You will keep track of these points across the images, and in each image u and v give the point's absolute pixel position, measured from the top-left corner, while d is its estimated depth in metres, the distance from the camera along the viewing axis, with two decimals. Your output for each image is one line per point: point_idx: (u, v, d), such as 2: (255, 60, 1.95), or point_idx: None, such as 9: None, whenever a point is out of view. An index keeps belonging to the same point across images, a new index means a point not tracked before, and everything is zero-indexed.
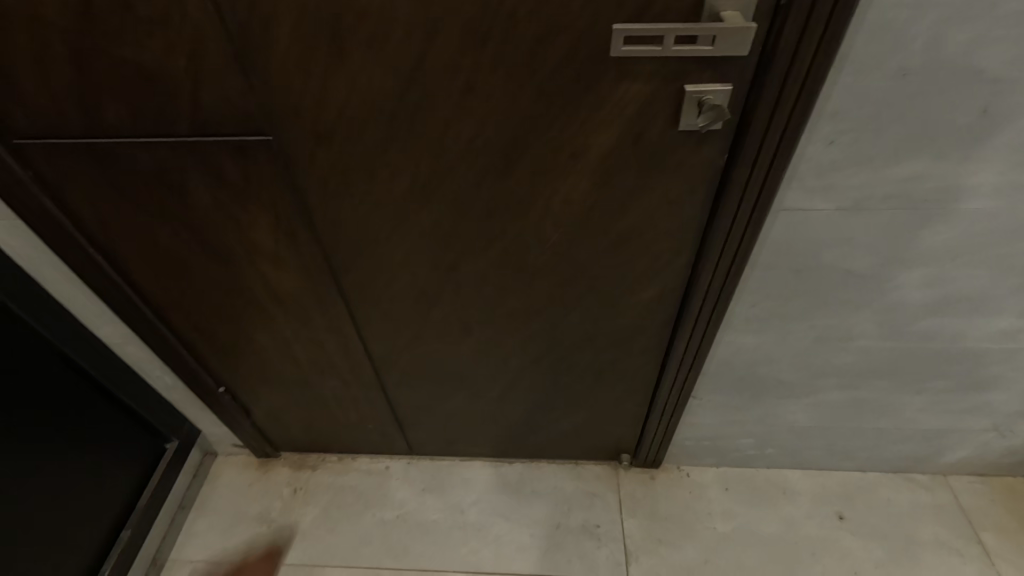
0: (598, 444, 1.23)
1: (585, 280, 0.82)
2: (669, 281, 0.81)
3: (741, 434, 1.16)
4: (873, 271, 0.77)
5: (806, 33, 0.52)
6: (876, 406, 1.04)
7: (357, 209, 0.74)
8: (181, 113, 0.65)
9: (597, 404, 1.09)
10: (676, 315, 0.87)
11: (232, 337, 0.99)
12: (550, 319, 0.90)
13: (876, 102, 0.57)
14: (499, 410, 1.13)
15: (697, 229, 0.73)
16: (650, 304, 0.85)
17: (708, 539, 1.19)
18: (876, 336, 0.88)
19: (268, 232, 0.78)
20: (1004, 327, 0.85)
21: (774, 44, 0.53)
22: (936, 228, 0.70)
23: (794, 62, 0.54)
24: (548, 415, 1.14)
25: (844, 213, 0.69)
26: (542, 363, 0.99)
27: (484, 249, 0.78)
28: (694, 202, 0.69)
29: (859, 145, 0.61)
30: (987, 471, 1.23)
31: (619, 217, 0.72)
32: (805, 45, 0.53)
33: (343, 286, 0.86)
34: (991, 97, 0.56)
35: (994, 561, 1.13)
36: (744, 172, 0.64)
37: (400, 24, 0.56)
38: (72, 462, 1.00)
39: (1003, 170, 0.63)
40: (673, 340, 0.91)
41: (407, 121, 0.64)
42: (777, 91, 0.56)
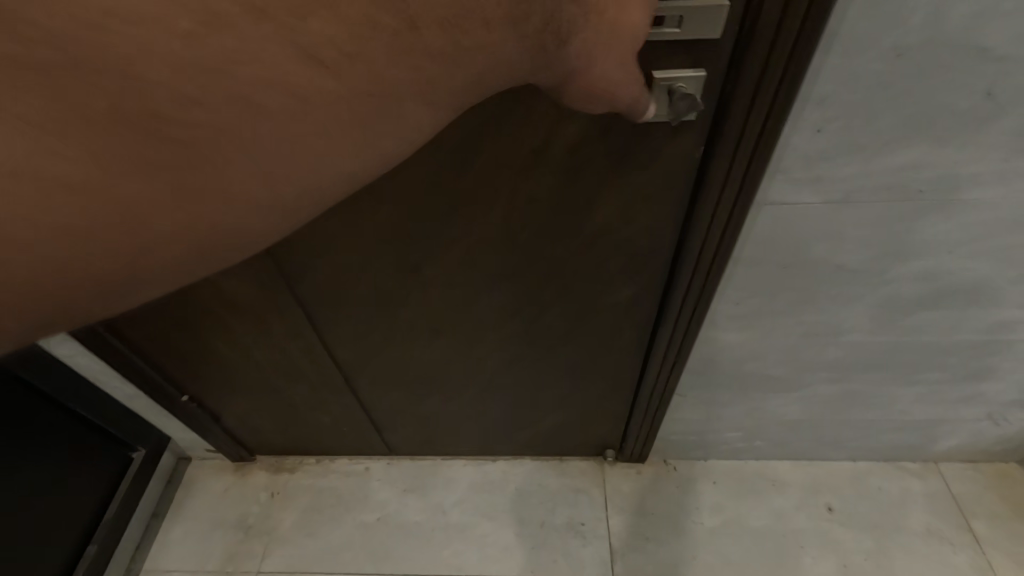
0: (582, 440, 1.19)
1: (559, 278, 0.76)
2: (647, 280, 0.76)
3: (729, 428, 1.12)
4: (865, 266, 0.72)
5: (790, 9, 0.45)
6: (867, 399, 1.01)
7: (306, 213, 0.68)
8: None
9: (578, 402, 1.05)
10: (657, 314, 0.82)
11: (188, 345, 0.94)
12: (526, 320, 0.85)
13: (868, 87, 0.51)
14: (479, 411, 1.09)
15: (675, 225, 0.67)
16: (631, 303, 0.80)
17: (695, 534, 1.16)
18: (867, 331, 0.83)
19: None
20: (1002, 319, 0.80)
21: (752, 26, 0.47)
22: (932, 220, 0.65)
23: (776, 42, 0.47)
24: (530, 414, 1.10)
25: (833, 207, 0.64)
26: (519, 364, 0.95)
27: (446, 250, 0.73)
28: (671, 197, 0.64)
29: (849, 135, 0.55)
30: (980, 458, 1.20)
31: (590, 214, 0.66)
32: (788, 24, 0.46)
33: (301, 293, 0.81)
34: (997, 77, 0.50)
35: (984, 550, 1.12)
36: (721, 167, 0.58)
37: None
38: (32, 482, 0.97)
39: (1006, 158, 0.57)
40: (656, 339, 0.86)
41: None
42: (758, 76, 0.50)
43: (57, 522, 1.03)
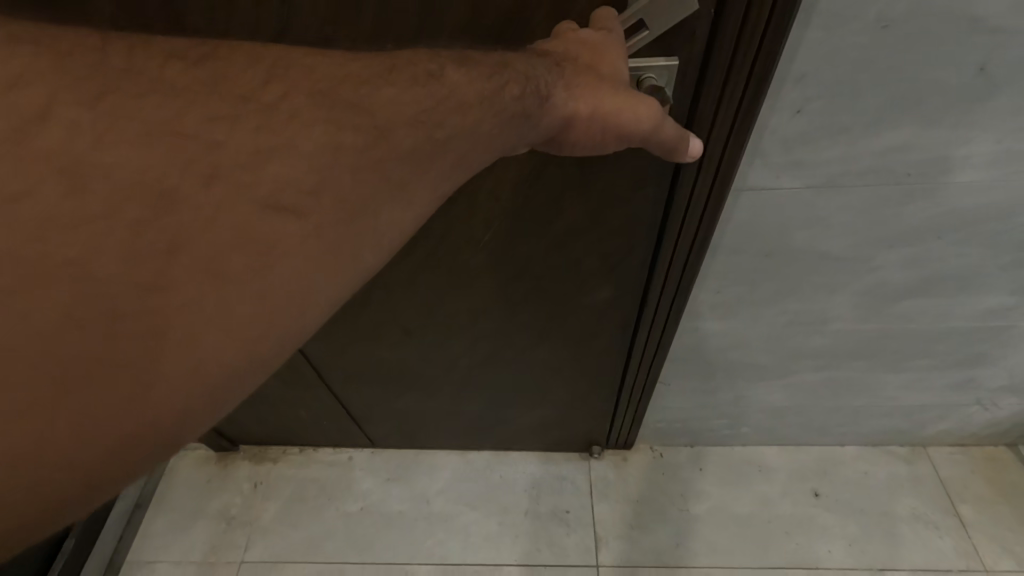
0: (568, 436, 1.17)
1: (531, 278, 0.73)
2: (623, 283, 0.73)
3: (715, 415, 1.10)
4: (851, 253, 0.68)
5: None
6: (854, 386, 0.99)
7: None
8: None
9: (560, 400, 1.03)
10: (638, 315, 0.79)
11: None
12: (499, 321, 0.82)
13: (852, 62, 0.47)
14: (459, 407, 1.07)
15: (650, 225, 0.64)
16: (609, 304, 0.77)
17: (680, 521, 1.15)
18: (854, 319, 0.80)
19: None
20: (993, 306, 0.77)
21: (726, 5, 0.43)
22: (920, 205, 0.61)
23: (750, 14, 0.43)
24: (512, 411, 1.07)
25: (816, 191, 0.60)
26: (497, 362, 0.92)
27: (405, 256, 0.70)
28: (641, 196, 0.60)
29: (831, 115, 0.51)
30: (968, 442, 1.19)
31: (558, 214, 0.63)
32: None
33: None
34: (990, 51, 0.46)
35: (970, 534, 1.11)
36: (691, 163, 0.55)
37: None
38: None
39: (1000, 139, 0.54)
40: (636, 337, 0.84)
41: None
42: (731, 53, 0.46)
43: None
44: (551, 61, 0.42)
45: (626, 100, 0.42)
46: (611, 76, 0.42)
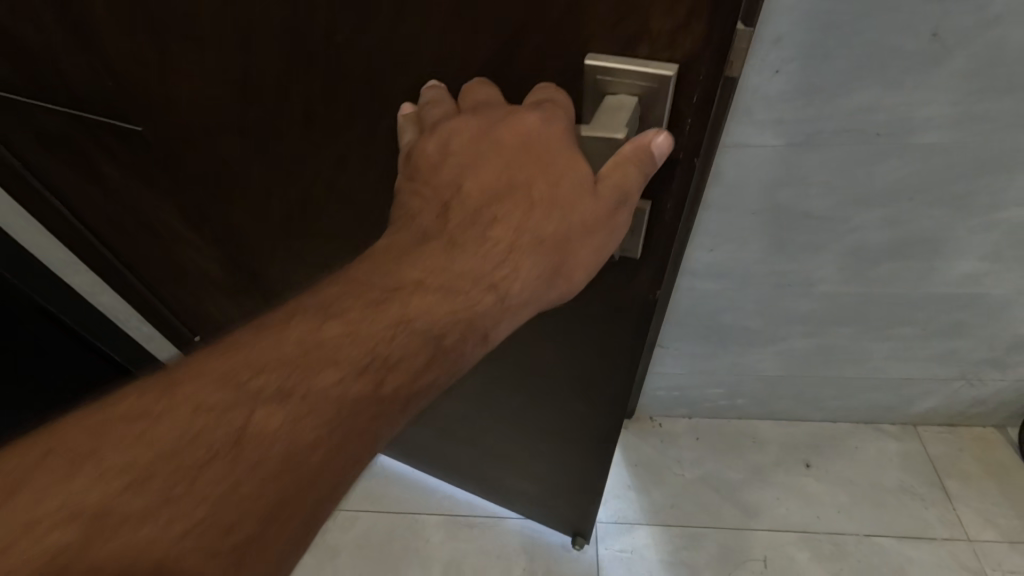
0: (554, 517, 1.11)
1: (507, 364, 0.77)
2: (602, 398, 0.73)
3: (710, 384, 1.17)
4: (830, 213, 0.76)
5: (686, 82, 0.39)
6: (844, 354, 1.04)
7: (234, 210, 0.70)
8: (60, 84, 0.61)
9: (541, 476, 1.00)
10: (609, 428, 0.78)
11: (189, 303, 0.99)
12: (481, 389, 0.85)
13: (821, 26, 0.55)
14: (446, 448, 1.10)
15: (625, 350, 0.64)
16: (587, 414, 0.77)
17: (675, 483, 1.22)
18: (838, 282, 0.87)
19: (181, 217, 0.76)
20: (966, 272, 0.84)
21: (705, 118, 0.40)
22: (892, 164, 0.69)
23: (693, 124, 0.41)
24: (505, 473, 1.06)
25: (796, 149, 0.67)
26: (483, 419, 0.93)
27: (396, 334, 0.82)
28: (616, 298, 0.57)
29: (806, 75, 0.59)
30: (957, 422, 1.24)
31: (541, 327, 0.66)
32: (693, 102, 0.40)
33: (262, 285, 0.83)
34: (941, 18, 0.54)
35: (955, 505, 1.16)
36: (648, 279, 0.54)
37: (212, 27, 0.47)
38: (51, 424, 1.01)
39: (956, 102, 0.61)
40: (609, 449, 0.82)
41: (258, 139, 0.57)
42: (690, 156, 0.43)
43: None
44: (499, 224, 0.40)
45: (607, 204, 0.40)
46: (568, 185, 0.40)
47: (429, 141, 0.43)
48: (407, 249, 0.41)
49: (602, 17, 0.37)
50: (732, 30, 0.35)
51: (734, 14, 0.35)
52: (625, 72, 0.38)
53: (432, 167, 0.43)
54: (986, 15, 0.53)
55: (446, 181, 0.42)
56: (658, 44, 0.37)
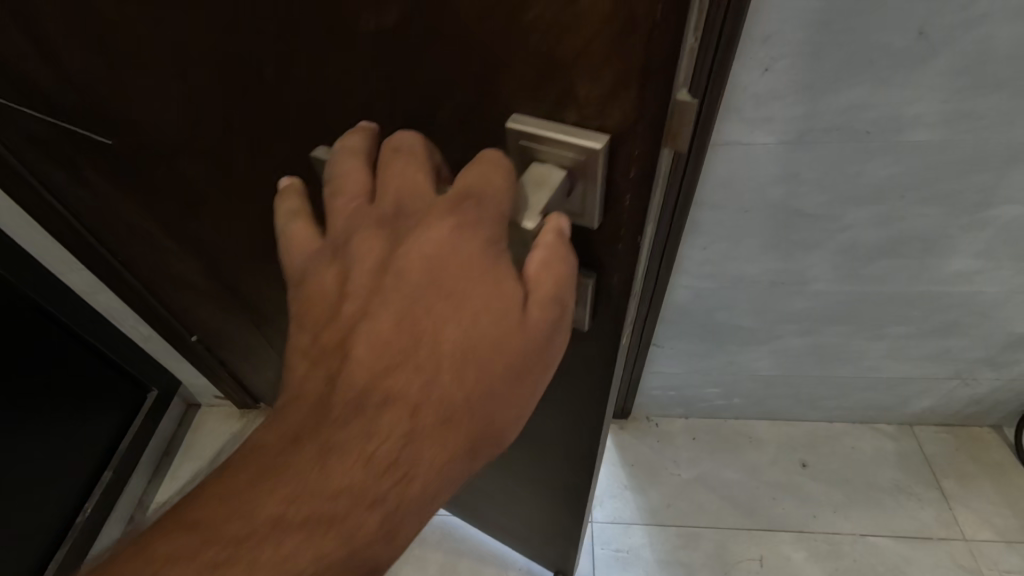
0: (541, 553, 1.06)
1: None
2: (574, 450, 0.69)
3: (706, 383, 1.17)
4: (821, 211, 0.76)
5: (623, 156, 0.35)
6: (839, 353, 1.05)
7: (213, 220, 0.68)
8: (26, 95, 0.58)
9: (523, 512, 0.95)
10: (577, 483, 0.75)
11: (183, 303, 0.99)
12: None
13: (809, 25, 0.56)
14: None
15: (596, 408, 0.60)
16: (563, 466, 0.74)
17: (672, 484, 1.22)
18: (832, 280, 0.88)
19: (165, 222, 0.75)
20: (960, 270, 0.84)
21: (647, 191, 0.37)
22: (881, 162, 0.69)
23: (637, 196, 0.37)
24: (487, 506, 1.01)
25: (789, 146, 0.68)
26: None
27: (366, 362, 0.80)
28: (573, 356, 0.55)
29: (796, 72, 0.60)
30: (953, 421, 1.24)
31: None
32: (634, 175, 0.36)
33: (248, 290, 0.82)
34: (928, 16, 0.54)
35: (952, 505, 1.16)
36: (601, 343, 0.51)
37: (154, 49, 0.44)
38: (52, 425, 1.03)
39: (945, 100, 0.62)
40: (584, 500, 0.79)
41: (220, 158, 0.54)
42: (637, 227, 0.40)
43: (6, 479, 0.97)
44: (394, 403, 0.32)
45: (536, 337, 0.34)
46: (485, 335, 0.33)
47: (327, 275, 0.36)
48: (279, 454, 0.33)
49: (527, 77, 0.33)
50: (669, 102, 0.31)
51: (672, 85, 0.30)
52: (563, 144, 0.34)
53: (325, 310, 0.35)
54: (972, 14, 0.54)
55: (334, 335, 0.34)
56: (590, 109, 0.33)
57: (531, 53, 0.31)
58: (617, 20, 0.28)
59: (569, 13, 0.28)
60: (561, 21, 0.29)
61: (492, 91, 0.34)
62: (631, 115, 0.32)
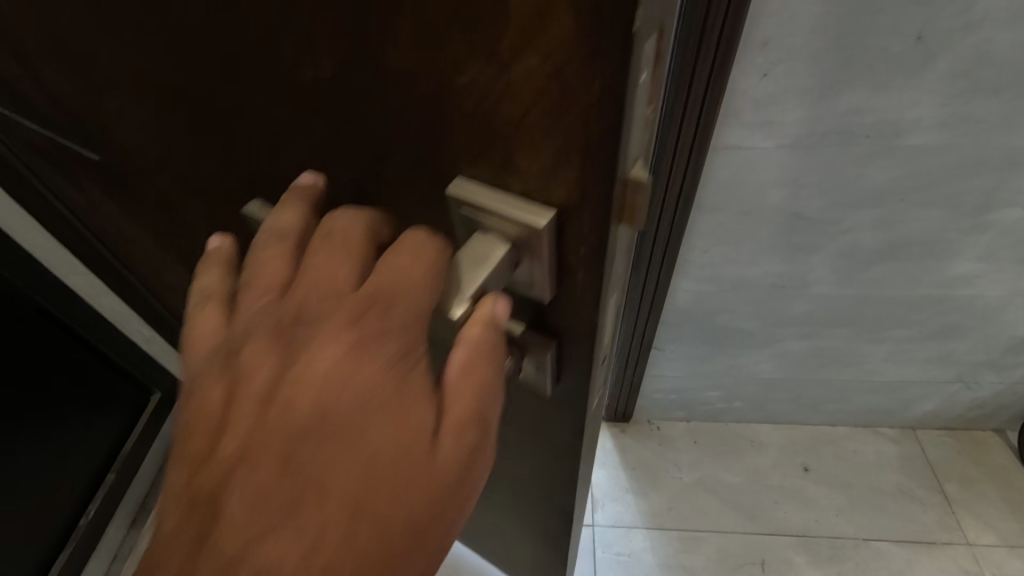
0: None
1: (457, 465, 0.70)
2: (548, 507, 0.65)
3: (708, 387, 1.17)
4: (821, 215, 0.76)
5: (568, 237, 0.29)
6: (841, 357, 1.04)
7: (183, 247, 0.65)
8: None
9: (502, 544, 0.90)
10: (552, 531, 0.71)
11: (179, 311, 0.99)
12: None
13: (808, 31, 0.56)
14: None
15: (566, 475, 0.56)
16: (538, 517, 0.70)
17: (674, 488, 1.22)
18: (833, 284, 0.88)
19: (148, 240, 0.73)
20: (961, 273, 0.84)
21: (600, 276, 0.31)
22: (880, 165, 0.69)
23: (589, 280, 0.31)
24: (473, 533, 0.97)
25: (789, 150, 0.68)
26: None
27: None
28: (540, 426, 0.50)
29: (794, 76, 0.60)
30: (956, 425, 1.23)
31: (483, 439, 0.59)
32: (582, 256, 0.29)
33: None
34: (925, 21, 0.55)
35: (955, 510, 1.16)
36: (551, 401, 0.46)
37: (95, 80, 0.39)
38: (54, 426, 1.03)
39: (943, 104, 0.62)
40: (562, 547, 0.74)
41: (176, 192, 0.50)
42: (591, 311, 0.33)
43: (7, 482, 0.97)
44: None
45: (444, 487, 0.29)
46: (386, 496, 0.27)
47: (212, 389, 0.29)
48: None
49: (466, 142, 0.27)
50: (614, 183, 0.25)
51: (616, 165, 0.24)
52: (495, 217, 0.29)
53: (206, 437, 0.28)
54: (970, 19, 0.54)
55: (210, 479, 0.27)
56: (534, 185, 0.27)
57: (469, 115, 0.25)
58: (550, 97, 0.23)
59: (502, 82, 0.23)
60: (499, 86, 0.23)
61: (427, 153, 0.29)
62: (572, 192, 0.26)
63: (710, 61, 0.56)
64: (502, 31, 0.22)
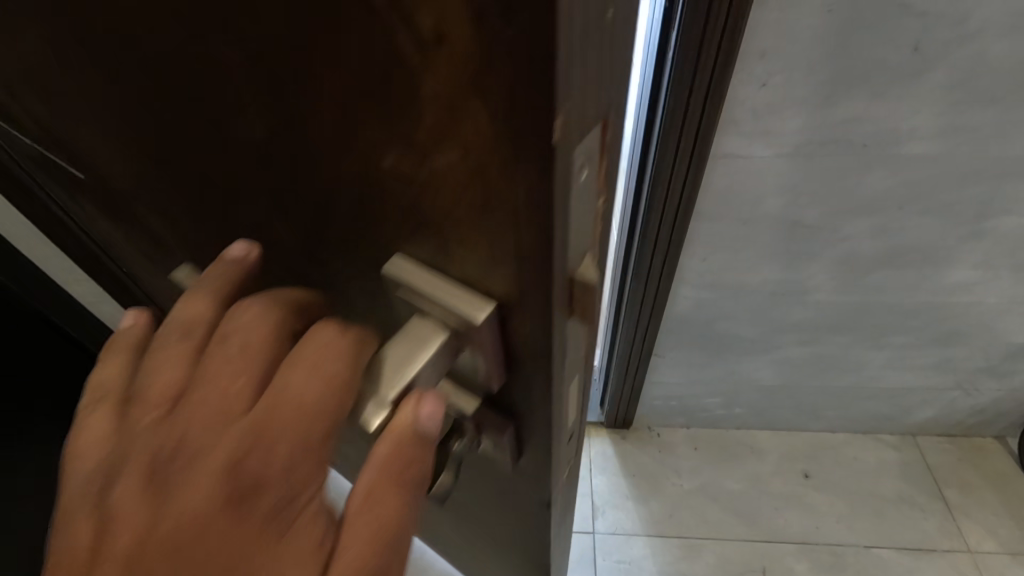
0: None
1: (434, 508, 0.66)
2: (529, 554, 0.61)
3: (708, 393, 1.17)
4: (820, 222, 0.77)
5: (510, 326, 0.26)
6: (840, 363, 1.05)
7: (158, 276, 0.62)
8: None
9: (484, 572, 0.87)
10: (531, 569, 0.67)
11: None
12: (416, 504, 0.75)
13: (807, 41, 0.56)
14: None
15: (539, 531, 0.52)
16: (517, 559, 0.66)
17: (674, 495, 1.21)
18: (833, 291, 0.88)
19: (134, 260, 0.70)
20: (959, 280, 0.85)
21: (547, 365, 0.28)
22: (877, 173, 0.70)
23: (537, 367, 0.28)
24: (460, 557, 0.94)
25: (788, 158, 0.69)
26: None
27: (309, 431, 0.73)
28: (509, 487, 0.47)
29: (792, 87, 0.61)
30: (956, 431, 1.23)
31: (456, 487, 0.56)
32: (527, 345, 0.27)
33: None
34: (923, 31, 0.55)
35: (956, 516, 1.16)
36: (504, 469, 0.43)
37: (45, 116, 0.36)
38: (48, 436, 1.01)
39: (941, 113, 0.62)
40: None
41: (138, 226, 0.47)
42: (543, 396, 0.31)
43: (6, 489, 0.96)
44: None
45: None
46: None
47: (83, 526, 0.26)
48: None
49: (396, 222, 0.24)
50: (553, 284, 0.22)
51: (552, 268, 0.22)
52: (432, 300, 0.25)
53: None
54: (967, 30, 0.55)
55: None
56: (471, 271, 0.24)
57: (398, 198, 0.23)
58: (474, 192, 0.20)
59: (425, 171, 0.21)
60: (420, 177, 0.21)
61: (361, 229, 0.26)
62: (509, 286, 0.23)
63: (710, 71, 0.57)
64: (412, 128, 0.19)
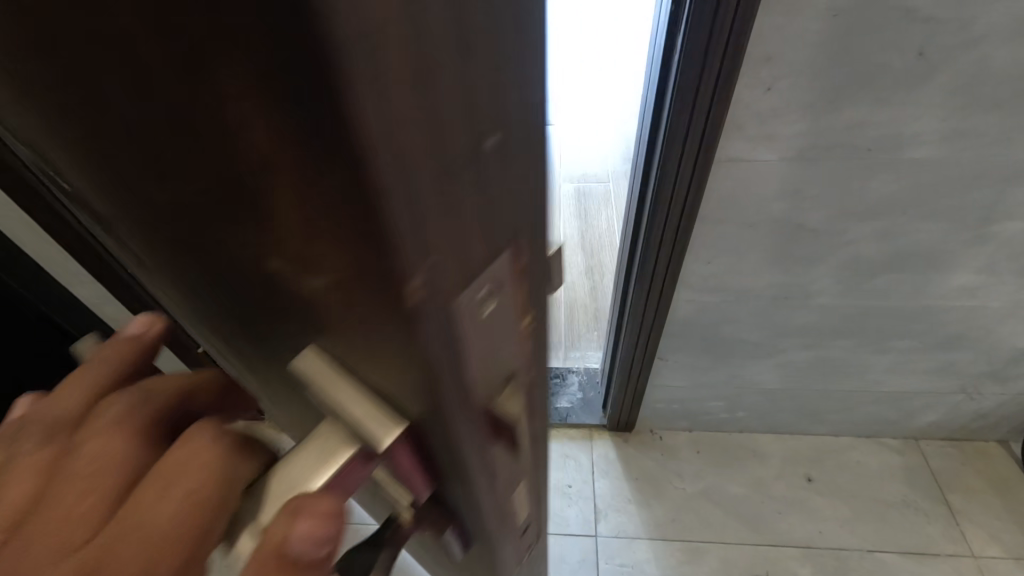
0: None
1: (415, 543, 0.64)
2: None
3: (711, 397, 1.17)
4: (824, 226, 0.77)
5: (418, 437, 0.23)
6: (843, 367, 1.05)
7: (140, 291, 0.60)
8: None
9: None
10: None
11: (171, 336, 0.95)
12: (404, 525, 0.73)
13: (810, 46, 0.57)
14: None
15: None
16: None
17: (677, 498, 1.21)
18: (836, 295, 0.88)
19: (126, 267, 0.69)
20: (962, 284, 0.85)
21: (465, 467, 0.25)
22: (881, 178, 0.70)
23: (457, 469, 0.26)
24: None
25: (792, 162, 0.69)
26: None
27: None
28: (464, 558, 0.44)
29: (796, 91, 0.61)
30: (959, 436, 1.23)
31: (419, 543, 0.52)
32: (439, 453, 0.24)
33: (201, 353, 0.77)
34: (928, 36, 0.55)
35: (959, 521, 1.15)
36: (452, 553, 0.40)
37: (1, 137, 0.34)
38: None
39: (945, 118, 0.63)
40: None
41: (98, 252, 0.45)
42: (472, 490, 0.28)
43: None
44: None
45: None
46: None
47: None
48: None
49: (287, 323, 0.22)
50: (446, 402, 0.20)
51: (440, 389, 0.19)
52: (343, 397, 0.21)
53: None
54: (972, 34, 0.55)
55: None
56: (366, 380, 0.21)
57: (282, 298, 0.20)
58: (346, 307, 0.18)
59: (300, 281, 0.18)
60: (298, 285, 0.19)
61: (260, 320, 0.24)
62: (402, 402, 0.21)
63: (717, 71, 0.57)
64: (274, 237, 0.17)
